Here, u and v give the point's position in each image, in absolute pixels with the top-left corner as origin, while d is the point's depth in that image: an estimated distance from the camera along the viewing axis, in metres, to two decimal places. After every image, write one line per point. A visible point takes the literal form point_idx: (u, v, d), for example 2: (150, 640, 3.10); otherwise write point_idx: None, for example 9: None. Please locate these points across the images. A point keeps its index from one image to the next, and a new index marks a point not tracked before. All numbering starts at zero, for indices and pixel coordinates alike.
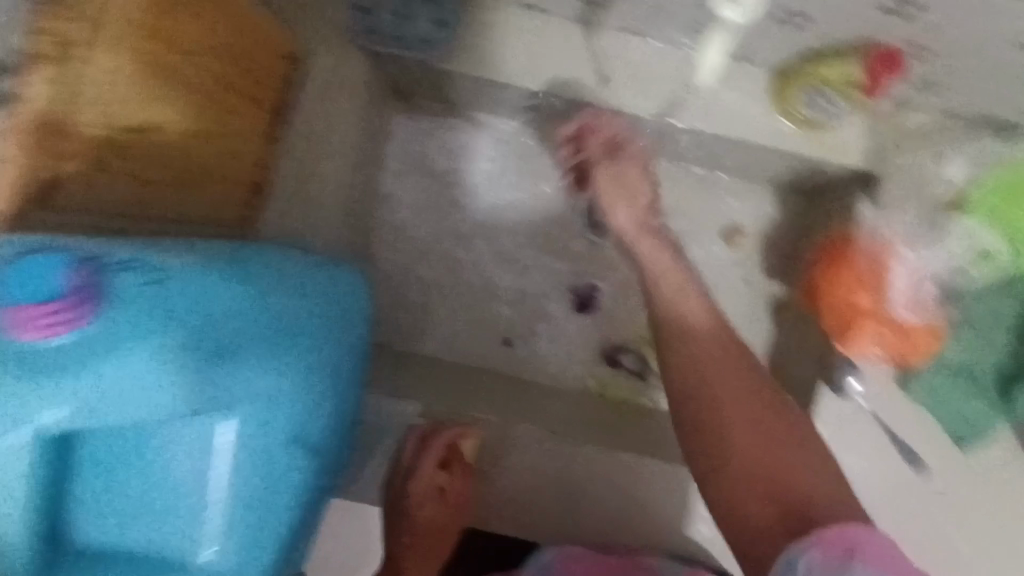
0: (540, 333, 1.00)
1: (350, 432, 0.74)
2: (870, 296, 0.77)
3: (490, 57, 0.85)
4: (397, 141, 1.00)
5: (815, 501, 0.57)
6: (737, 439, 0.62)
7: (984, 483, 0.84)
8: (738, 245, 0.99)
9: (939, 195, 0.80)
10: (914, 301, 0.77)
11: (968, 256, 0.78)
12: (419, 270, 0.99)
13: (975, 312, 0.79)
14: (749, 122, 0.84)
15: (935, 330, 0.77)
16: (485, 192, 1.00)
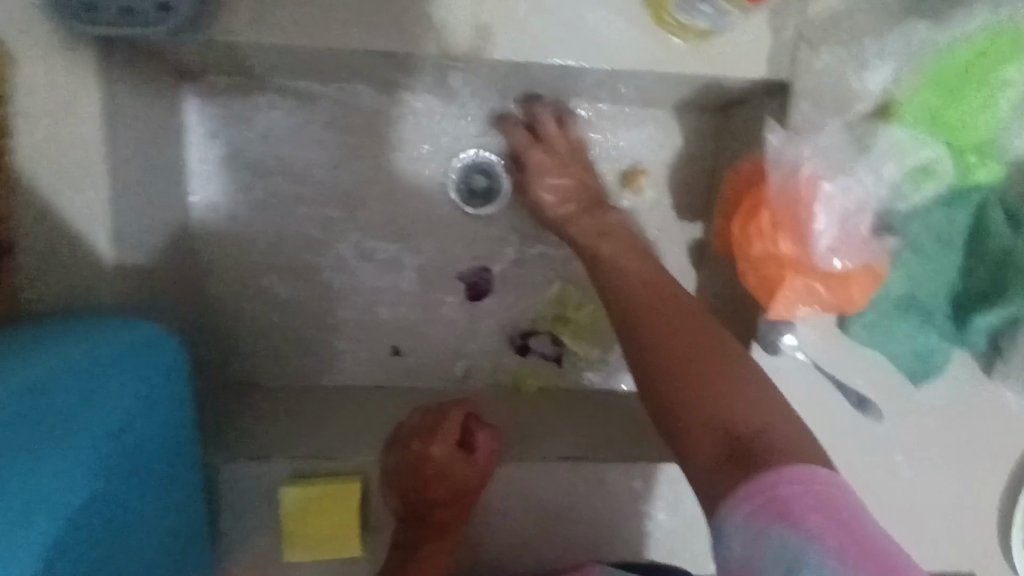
0: (431, 334, 0.85)
1: (129, 530, 0.56)
2: (790, 245, 0.63)
3: (269, 12, 0.63)
4: (198, 134, 0.79)
5: (755, 426, 0.48)
6: (683, 337, 0.55)
7: (938, 411, 0.78)
8: (642, 187, 0.84)
9: (860, 109, 0.65)
10: (846, 240, 0.63)
11: (901, 177, 0.64)
12: (269, 288, 0.82)
13: (917, 233, 0.66)
14: (621, 44, 0.66)
15: (875, 271, 0.65)
16: (328, 178, 0.81)
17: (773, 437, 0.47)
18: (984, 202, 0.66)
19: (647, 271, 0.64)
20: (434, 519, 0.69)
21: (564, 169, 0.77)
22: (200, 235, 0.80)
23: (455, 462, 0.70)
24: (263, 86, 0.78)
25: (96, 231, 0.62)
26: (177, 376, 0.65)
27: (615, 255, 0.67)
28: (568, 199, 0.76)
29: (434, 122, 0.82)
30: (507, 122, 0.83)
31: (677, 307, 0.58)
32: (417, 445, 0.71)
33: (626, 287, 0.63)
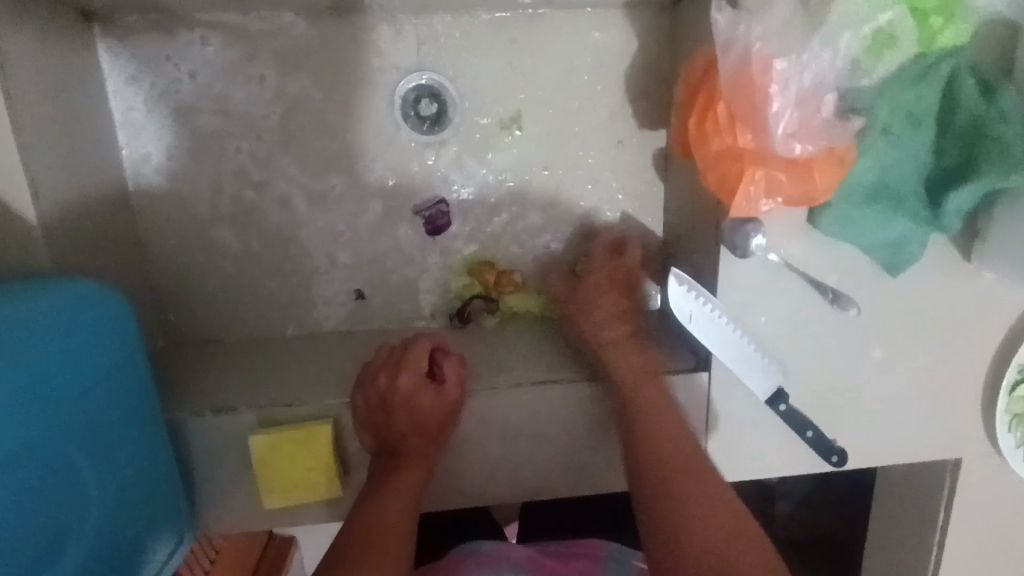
0: (393, 273, 0.82)
1: (89, 480, 0.56)
2: (749, 138, 0.60)
3: None
4: (119, 81, 0.74)
5: None
6: (707, 496, 0.64)
7: (916, 302, 0.76)
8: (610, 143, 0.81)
9: None
10: (806, 126, 0.60)
11: (858, 48, 0.60)
12: (217, 241, 0.79)
13: (883, 112, 0.63)
14: None
15: (839, 156, 0.62)
16: (264, 118, 0.76)
17: (730, 511, 0.63)
18: (954, 72, 0.63)
19: (662, 411, 0.70)
20: (408, 452, 0.67)
21: (626, 287, 0.79)
22: (137, 192, 0.77)
23: (423, 393, 0.68)
24: (181, 21, 0.73)
25: (11, 190, 0.58)
26: (127, 340, 0.62)
27: (651, 398, 0.71)
28: (616, 323, 0.76)
29: (370, 47, 0.76)
30: (446, 40, 0.77)
31: (687, 453, 0.67)
32: (384, 381, 0.68)
33: (654, 439, 0.68)
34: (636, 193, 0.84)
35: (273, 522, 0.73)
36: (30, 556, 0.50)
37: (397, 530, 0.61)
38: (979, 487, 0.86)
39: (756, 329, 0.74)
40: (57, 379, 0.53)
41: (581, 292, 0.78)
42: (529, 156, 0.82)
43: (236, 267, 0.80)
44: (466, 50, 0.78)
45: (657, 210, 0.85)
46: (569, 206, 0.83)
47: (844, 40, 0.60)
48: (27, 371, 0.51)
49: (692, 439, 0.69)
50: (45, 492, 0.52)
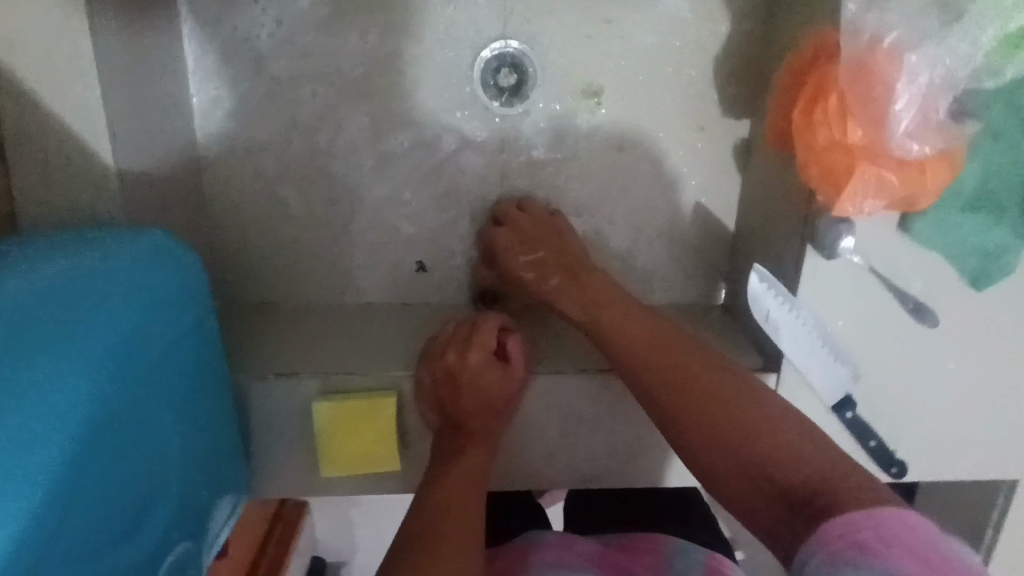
0: (457, 247, 0.80)
1: (181, 433, 0.57)
2: (863, 132, 0.58)
3: None
4: (194, 27, 0.71)
5: (801, 458, 0.53)
6: (709, 379, 0.60)
7: (998, 317, 0.74)
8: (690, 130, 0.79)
9: None
10: (925, 123, 0.58)
11: (993, 46, 0.57)
12: (282, 200, 0.77)
13: (997, 117, 0.60)
14: None
15: (952, 158, 0.60)
16: (339, 78, 0.74)
17: (730, 382, 0.60)
18: None
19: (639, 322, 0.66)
20: (475, 430, 0.66)
21: (531, 245, 0.74)
22: (204, 144, 0.74)
23: (491, 372, 0.66)
24: None
25: (89, 131, 0.56)
26: (196, 296, 0.61)
27: (611, 326, 0.67)
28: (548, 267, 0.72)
29: (456, 9, 0.73)
30: (534, 9, 0.74)
31: (659, 341, 0.64)
32: (452, 357, 0.67)
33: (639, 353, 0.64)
34: (711, 184, 0.81)
35: (326, 491, 0.72)
36: (126, 519, 0.49)
37: (457, 509, 0.59)
38: None
39: (831, 332, 0.72)
40: (138, 334, 0.52)
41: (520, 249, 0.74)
42: (606, 137, 0.79)
43: (298, 228, 0.77)
44: (552, 21, 0.75)
45: (731, 203, 0.83)
46: (642, 191, 0.81)
47: (969, 42, 0.57)
48: (115, 330, 0.49)
49: (669, 329, 0.65)
50: (135, 454, 0.50)
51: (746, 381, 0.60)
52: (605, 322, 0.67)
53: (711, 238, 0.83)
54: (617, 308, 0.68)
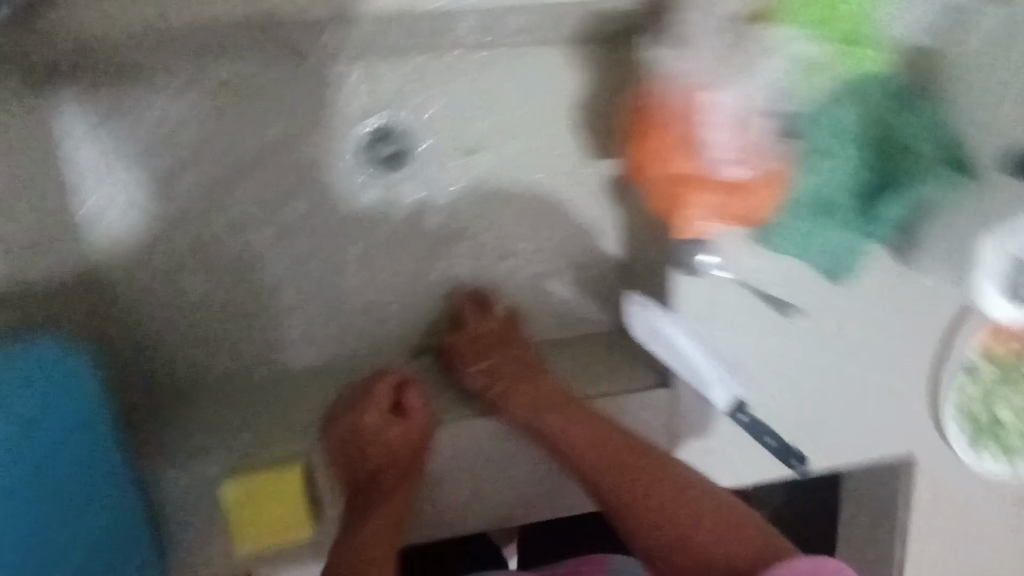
0: (360, 310, 0.83)
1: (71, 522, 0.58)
2: (689, 159, 0.64)
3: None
4: (80, 134, 0.74)
5: (736, 544, 0.59)
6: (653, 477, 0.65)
7: (863, 306, 0.81)
8: (562, 175, 0.85)
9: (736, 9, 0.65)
10: (744, 145, 0.65)
11: (788, 74, 0.65)
12: (186, 287, 0.79)
13: (816, 134, 0.67)
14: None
15: (779, 175, 0.67)
16: (222, 169, 0.78)
17: (663, 475, 0.65)
18: (876, 93, 0.68)
19: (572, 415, 0.70)
20: (387, 485, 0.69)
21: (485, 356, 0.76)
22: (96, 247, 0.76)
23: (390, 427, 0.69)
24: (146, 76, 0.73)
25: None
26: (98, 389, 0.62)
27: (563, 414, 0.70)
28: (491, 368, 0.75)
29: (331, 92, 0.78)
30: (400, 84, 0.80)
31: (601, 437, 0.68)
32: (349, 418, 0.70)
33: (589, 437, 0.68)
34: (593, 220, 0.87)
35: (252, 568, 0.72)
36: None
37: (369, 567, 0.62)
38: (939, 479, 0.91)
39: (711, 340, 0.79)
40: (39, 426, 0.54)
41: (482, 356, 0.76)
42: (487, 190, 0.84)
43: (201, 314, 0.80)
44: (420, 94, 0.81)
45: (614, 235, 0.88)
46: (530, 235, 0.86)
47: (764, 74, 0.64)
48: None
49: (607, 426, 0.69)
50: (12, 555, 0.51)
51: (682, 474, 0.66)
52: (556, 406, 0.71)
53: (602, 269, 0.89)
54: (561, 404, 0.71)
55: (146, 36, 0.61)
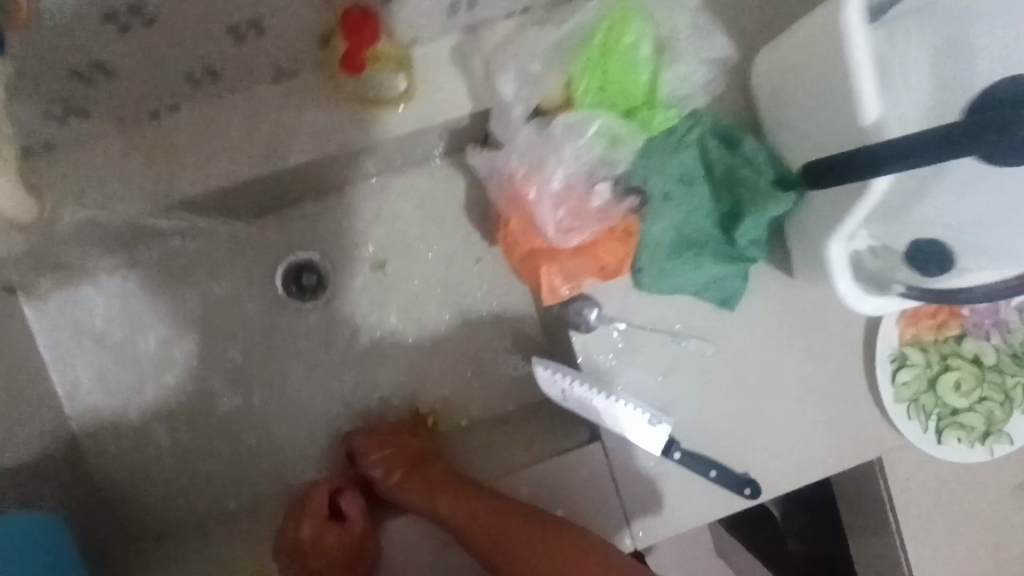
0: (312, 426, 0.92)
1: None
2: (534, 237, 0.74)
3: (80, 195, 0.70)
4: (45, 331, 0.86)
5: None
6: (545, 539, 0.70)
7: (766, 324, 0.84)
8: (468, 266, 0.94)
9: (546, 96, 0.73)
10: (581, 211, 0.73)
11: (594, 146, 0.71)
12: (156, 437, 0.89)
13: (657, 183, 0.77)
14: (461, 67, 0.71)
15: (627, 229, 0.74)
16: (170, 330, 0.89)
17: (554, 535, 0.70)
18: (701, 137, 0.77)
19: (459, 493, 0.76)
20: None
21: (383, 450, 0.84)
22: (75, 419, 0.87)
23: (327, 532, 0.78)
24: (92, 270, 0.86)
25: None
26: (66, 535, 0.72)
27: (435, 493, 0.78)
28: (388, 463, 0.83)
29: (249, 245, 0.90)
30: (308, 223, 0.91)
31: (490, 508, 0.73)
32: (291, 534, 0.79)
33: (463, 501, 0.75)
34: (506, 299, 0.95)
35: None
36: None
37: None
38: (910, 474, 0.89)
39: (627, 388, 0.83)
40: None
41: (381, 452, 0.84)
42: (404, 294, 0.93)
43: (174, 459, 0.89)
44: (327, 226, 0.92)
45: (530, 308, 0.95)
46: (452, 325, 0.94)
47: (575, 147, 0.71)
48: None
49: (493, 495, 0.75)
50: None
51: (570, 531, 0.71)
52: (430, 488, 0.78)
53: (526, 341, 0.95)
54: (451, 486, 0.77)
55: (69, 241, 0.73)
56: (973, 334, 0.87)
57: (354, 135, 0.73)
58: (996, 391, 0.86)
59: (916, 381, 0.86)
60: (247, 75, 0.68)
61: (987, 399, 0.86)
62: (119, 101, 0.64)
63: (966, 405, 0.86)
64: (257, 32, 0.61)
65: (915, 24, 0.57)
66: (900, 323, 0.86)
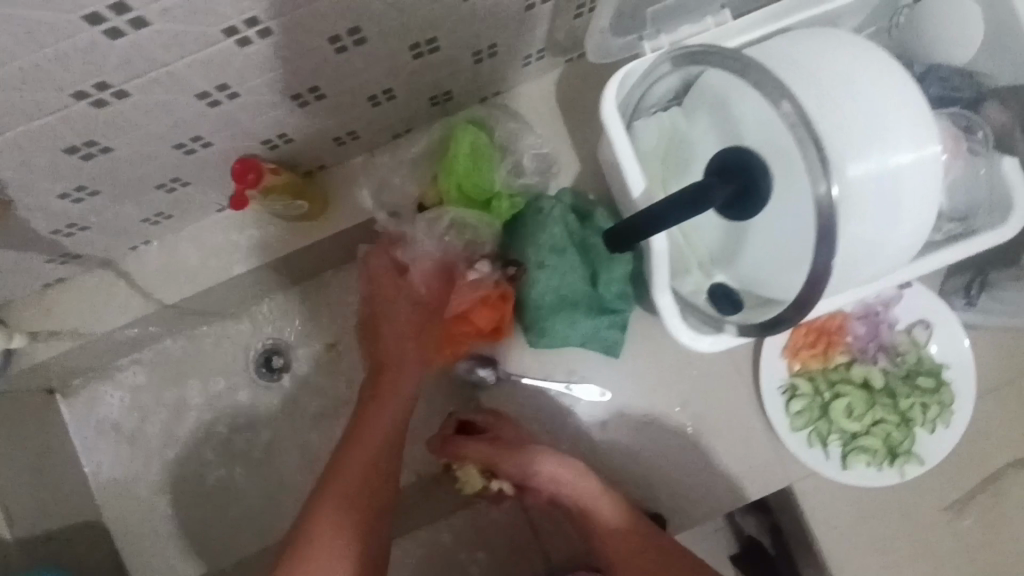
0: (288, 487, 1.08)
1: None
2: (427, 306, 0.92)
3: (87, 318, 0.92)
4: (75, 423, 1.07)
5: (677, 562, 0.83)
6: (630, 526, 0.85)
7: (655, 367, 0.92)
8: None
9: (424, 197, 0.89)
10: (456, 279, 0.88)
11: (461, 232, 0.87)
12: (164, 506, 1.08)
13: (532, 254, 0.86)
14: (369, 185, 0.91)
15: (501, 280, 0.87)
16: (169, 415, 1.08)
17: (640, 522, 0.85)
18: (563, 211, 0.86)
19: (573, 483, 0.87)
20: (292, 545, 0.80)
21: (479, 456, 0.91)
22: (101, 495, 1.07)
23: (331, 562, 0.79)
24: (109, 370, 1.07)
25: None
26: None
27: (590, 498, 0.87)
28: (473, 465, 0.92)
29: (227, 338, 1.09)
30: (274, 316, 1.09)
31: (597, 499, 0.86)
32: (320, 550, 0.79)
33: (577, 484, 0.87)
34: None
35: None
36: None
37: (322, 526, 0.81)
38: (829, 504, 0.91)
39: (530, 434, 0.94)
40: None
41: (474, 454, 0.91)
42: (356, 368, 1.08)
43: (179, 522, 1.08)
44: (290, 316, 1.09)
45: None
46: None
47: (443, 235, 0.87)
48: None
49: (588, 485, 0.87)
50: None
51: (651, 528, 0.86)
52: (569, 489, 0.87)
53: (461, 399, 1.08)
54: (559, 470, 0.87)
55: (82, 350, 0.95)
56: (860, 359, 0.91)
57: (281, 247, 0.92)
58: (890, 413, 0.89)
59: (810, 409, 0.90)
60: (192, 211, 0.88)
61: (884, 421, 0.89)
62: (100, 244, 0.86)
63: (862, 429, 0.89)
64: (181, 187, 0.80)
65: (698, 109, 0.71)
66: (785, 357, 0.91)
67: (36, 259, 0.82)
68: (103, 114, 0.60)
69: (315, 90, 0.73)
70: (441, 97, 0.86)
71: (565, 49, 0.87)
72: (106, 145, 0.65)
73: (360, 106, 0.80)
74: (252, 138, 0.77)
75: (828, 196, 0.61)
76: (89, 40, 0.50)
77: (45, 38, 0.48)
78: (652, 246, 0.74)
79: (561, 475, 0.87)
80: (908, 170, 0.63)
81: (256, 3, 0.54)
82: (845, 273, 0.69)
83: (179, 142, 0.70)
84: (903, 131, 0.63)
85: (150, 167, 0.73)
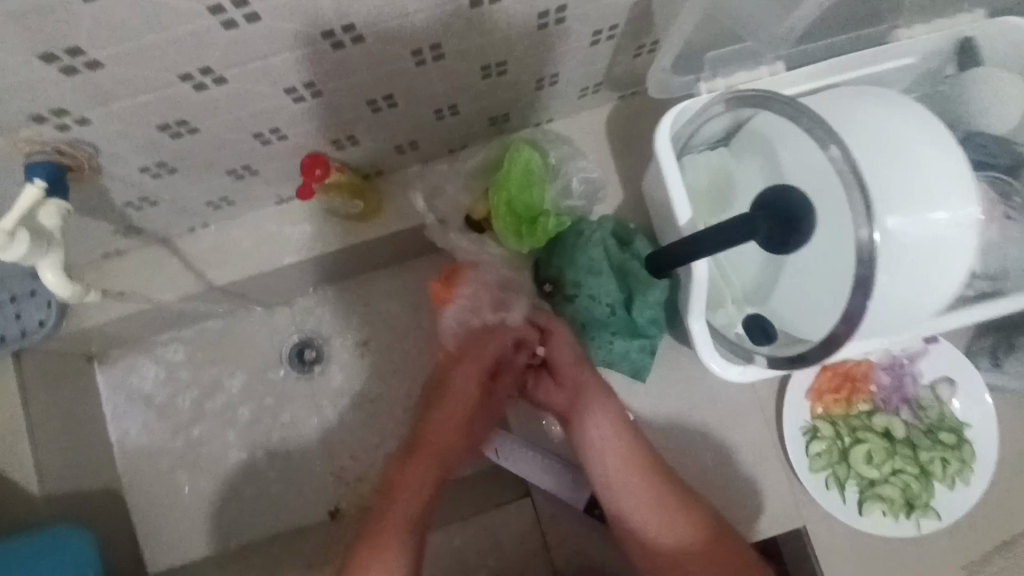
0: (303, 480, 1.09)
1: None
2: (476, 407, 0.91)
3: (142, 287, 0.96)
4: (107, 391, 1.11)
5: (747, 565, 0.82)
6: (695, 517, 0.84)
7: (679, 397, 0.94)
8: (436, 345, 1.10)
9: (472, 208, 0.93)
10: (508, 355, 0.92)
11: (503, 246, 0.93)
12: (181, 482, 1.09)
13: (570, 275, 0.91)
14: (422, 192, 0.96)
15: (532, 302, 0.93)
16: (198, 393, 1.11)
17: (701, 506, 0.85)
18: (604, 236, 0.90)
19: (624, 453, 0.86)
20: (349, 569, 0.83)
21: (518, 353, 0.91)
22: (122, 463, 1.09)
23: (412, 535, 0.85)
24: (148, 345, 1.11)
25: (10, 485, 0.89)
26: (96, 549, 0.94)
27: (647, 495, 0.85)
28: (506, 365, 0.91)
29: (264, 326, 1.12)
30: (312, 310, 1.12)
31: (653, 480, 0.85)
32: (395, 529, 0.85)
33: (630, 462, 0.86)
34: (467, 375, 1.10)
35: None
36: None
37: None
38: (845, 553, 0.90)
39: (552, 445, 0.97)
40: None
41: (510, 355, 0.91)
42: (383, 369, 1.10)
43: (192, 500, 1.09)
44: (326, 312, 1.12)
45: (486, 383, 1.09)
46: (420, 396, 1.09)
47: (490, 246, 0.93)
48: None
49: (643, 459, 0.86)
50: None
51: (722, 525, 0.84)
52: (643, 502, 0.84)
53: None
54: (613, 438, 0.87)
55: (132, 318, 0.99)
56: (882, 409, 0.92)
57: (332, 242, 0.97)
58: (909, 464, 0.90)
59: (831, 450, 0.91)
60: (251, 199, 0.93)
61: (903, 472, 0.90)
62: (164, 219, 0.91)
63: (881, 477, 0.90)
64: (250, 175, 0.85)
65: (752, 152, 0.75)
66: (810, 399, 0.92)
67: (106, 227, 0.88)
68: (200, 97, 0.65)
69: (388, 98, 0.78)
70: (501, 118, 0.91)
71: (620, 84, 0.92)
72: (194, 125, 0.70)
73: (428, 118, 0.86)
74: (321, 135, 0.82)
75: (869, 240, 0.64)
76: (204, 28, 0.55)
77: (169, 22, 0.53)
78: (694, 272, 0.77)
79: (610, 439, 0.87)
80: (947, 225, 0.66)
81: (355, 12, 0.59)
82: (881, 316, 0.72)
83: (258, 132, 0.76)
84: (946, 185, 0.66)
85: (227, 151, 0.78)
